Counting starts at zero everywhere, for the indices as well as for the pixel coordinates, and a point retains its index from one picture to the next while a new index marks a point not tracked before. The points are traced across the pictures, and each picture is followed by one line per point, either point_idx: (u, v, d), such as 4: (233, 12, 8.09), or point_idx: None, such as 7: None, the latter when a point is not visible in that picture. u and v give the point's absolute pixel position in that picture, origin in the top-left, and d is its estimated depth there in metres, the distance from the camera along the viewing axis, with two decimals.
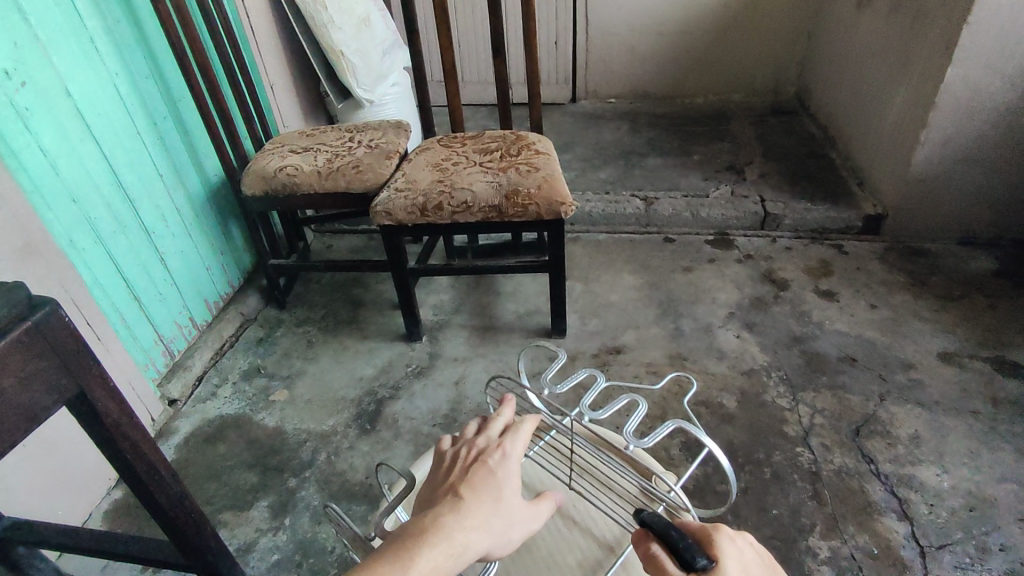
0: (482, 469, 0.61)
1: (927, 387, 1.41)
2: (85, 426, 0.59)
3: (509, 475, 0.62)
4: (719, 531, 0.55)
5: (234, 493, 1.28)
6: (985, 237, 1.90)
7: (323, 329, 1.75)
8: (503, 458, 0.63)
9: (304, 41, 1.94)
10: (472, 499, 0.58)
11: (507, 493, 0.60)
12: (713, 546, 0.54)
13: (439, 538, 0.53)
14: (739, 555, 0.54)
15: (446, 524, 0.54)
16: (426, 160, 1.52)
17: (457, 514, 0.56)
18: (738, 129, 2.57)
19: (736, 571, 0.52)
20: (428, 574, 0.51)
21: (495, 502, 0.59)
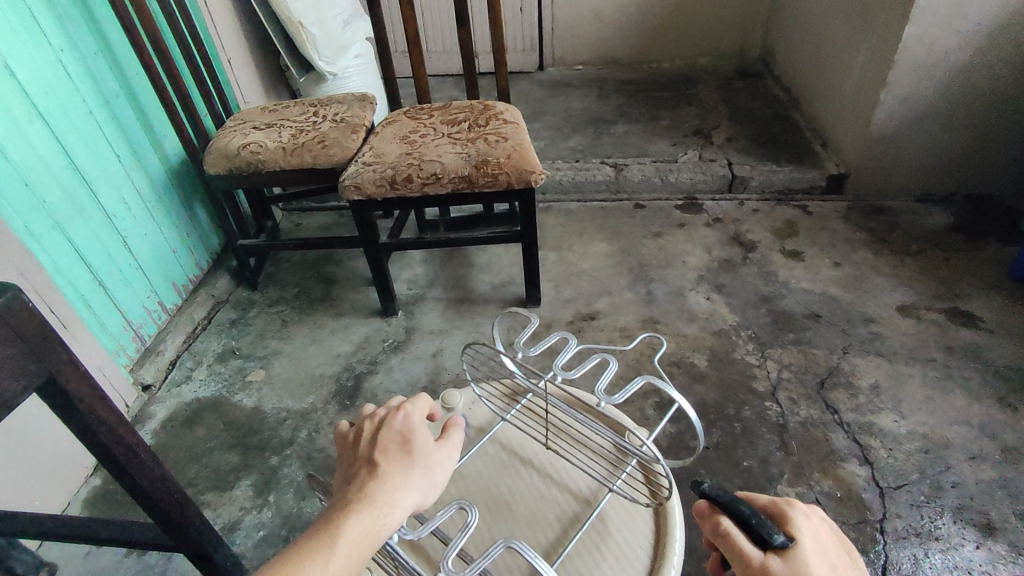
0: (389, 433, 0.60)
1: (887, 339, 1.47)
2: (56, 411, 0.58)
3: (421, 432, 0.61)
4: (791, 510, 0.58)
5: (216, 474, 1.28)
6: (943, 192, 1.97)
7: (297, 308, 1.74)
8: (407, 418, 0.62)
9: (260, 12, 1.87)
10: (385, 464, 0.57)
11: (421, 447, 0.59)
12: (789, 525, 0.57)
13: (361, 510, 0.53)
14: (811, 533, 0.57)
15: (367, 493, 0.54)
16: (393, 133, 1.50)
17: (374, 483, 0.55)
18: (705, 93, 2.59)
19: (812, 550, 0.55)
20: (355, 540, 0.51)
21: (417, 460, 0.58)
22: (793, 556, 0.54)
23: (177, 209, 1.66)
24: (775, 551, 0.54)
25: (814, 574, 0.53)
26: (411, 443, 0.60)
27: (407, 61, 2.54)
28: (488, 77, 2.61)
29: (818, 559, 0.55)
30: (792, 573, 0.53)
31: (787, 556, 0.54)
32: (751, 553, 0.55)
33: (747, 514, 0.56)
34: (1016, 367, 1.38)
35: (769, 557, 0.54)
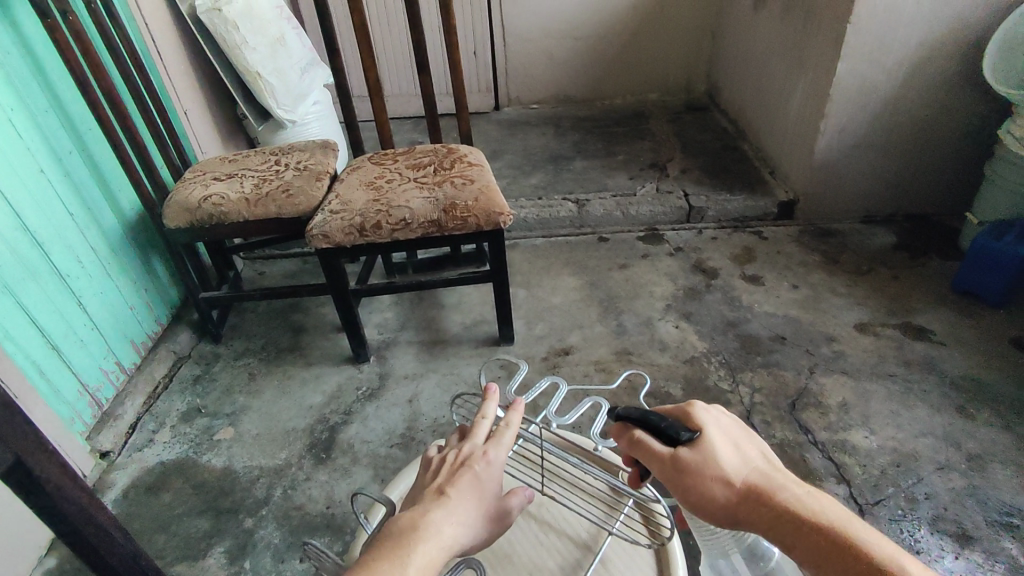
0: (468, 471, 0.55)
1: (849, 357, 1.53)
2: (21, 495, 0.55)
3: (482, 457, 0.57)
4: (694, 408, 0.66)
5: (185, 543, 1.22)
6: (884, 214, 2.08)
7: (264, 360, 1.69)
8: (488, 459, 0.57)
9: (217, 64, 1.87)
10: (458, 498, 0.53)
11: (484, 472, 0.55)
12: (693, 420, 0.64)
13: (426, 533, 0.49)
14: (716, 422, 0.64)
15: (435, 523, 0.50)
16: (359, 180, 1.51)
17: (443, 513, 0.51)
18: (657, 127, 2.69)
19: (714, 434, 0.63)
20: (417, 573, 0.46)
21: (479, 486, 0.54)
22: (698, 444, 0.62)
23: (135, 265, 1.61)
24: (683, 442, 0.62)
25: (717, 455, 0.61)
26: (472, 469, 0.55)
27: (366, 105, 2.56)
28: (447, 119, 2.65)
29: (724, 441, 0.62)
30: (700, 459, 0.61)
31: (695, 446, 0.62)
32: (666, 454, 0.63)
33: (655, 419, 0.65)
34: (968, 376, 1.46)
35: (680, 450, 0.62)
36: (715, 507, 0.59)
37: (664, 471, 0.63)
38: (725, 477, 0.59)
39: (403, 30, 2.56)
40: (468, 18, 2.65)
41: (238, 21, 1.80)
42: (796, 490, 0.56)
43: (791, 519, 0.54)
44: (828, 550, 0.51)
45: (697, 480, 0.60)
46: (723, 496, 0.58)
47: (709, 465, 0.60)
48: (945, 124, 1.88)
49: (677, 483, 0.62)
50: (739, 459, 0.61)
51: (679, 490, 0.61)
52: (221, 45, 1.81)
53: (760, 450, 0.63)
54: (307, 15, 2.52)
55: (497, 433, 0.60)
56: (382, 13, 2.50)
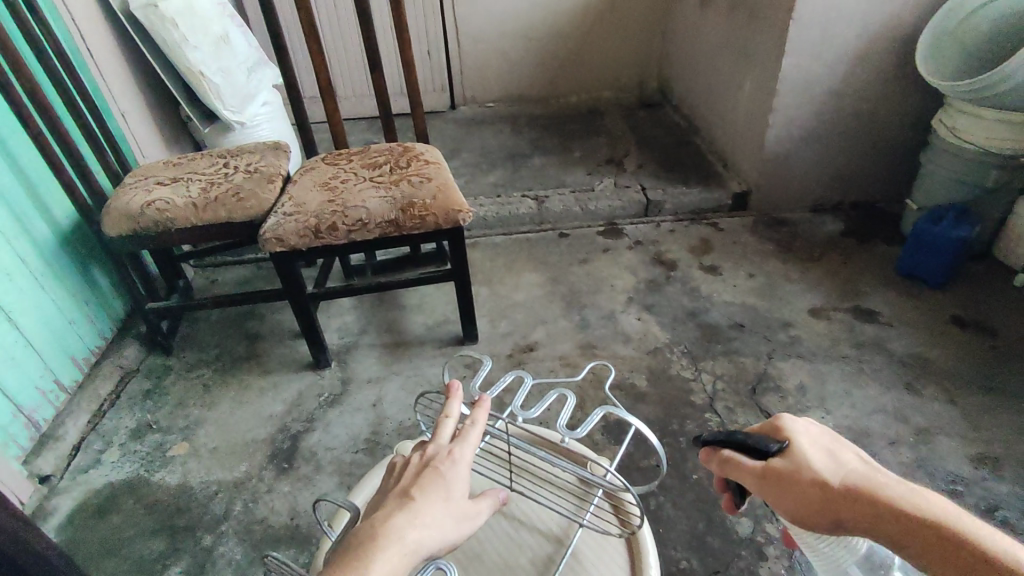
0: (431, 471, 0.53)
1: (804, 341, 1.58)
2: None
3: (447, 457, 0.55)
4: (779, 417, 0.62)
5: (140, 565, 1.16)
6: (831, 202, 2.16)
7: (219, 370, 1.63)
8: (453, 458, 0.55)
9: (157, 65, 1.80)
10: (422, 499, 0.51)
11: (449, 471, 0.54)
12: (779, 430, 0.61)
13: (388, 540, 0.47)
14: (807, 430, 0.61)
15: (397, 528, 0.48)
16: (312, 181, 1.47)
17: (407, 516, 0.49)
18: (612, 123, 2.72)
19: (807, 444, 0.59)
20: None
21: (445, 485, 0.53)
22: (789, 453, 0.58)
23: (73, 276, 1.52)
24: (774, 454, 0.59)
25: (812, 462, 0.57)
26: (436, 470, 0.54)
27: (318, 106, 2.50)
28: (402, 119, 2.62)
29: (817, 448, 0.58)
30: (792, 468, 0.57)
31: (787, 455, 0.58)
32: (755, 469, 0.60)
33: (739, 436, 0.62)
34: (915, 354, 1.52)
35: (771, 461, 0.59)
36: (814, 516, 0.55)
37: (757, 486, 0.60)
38: (824, 483, 0.55)
39: (354, 29, 2.51)
40: (420, 16, 2.62)
41: (177, 19, 1.72)
42: (903, 488, 0.52)
43: (900, 523, 0.50)
44: (947, 554, 0.48)
45: (790, 489, 0.57)
46: (822, 501, 0.55)
47: (803, 473, 0.56)
48: (885, 115, 1.96)
49: (772, 497, 0.58)
50: (835, 463, 0.56)
51: (776, 501, 0.58)
52: (161, 45, 1.74)
53: (858, 453, 0.58)
54: (252, 14, 2.45)
55: (462, 429, 0.58)
56: (331, 11, 2.45)
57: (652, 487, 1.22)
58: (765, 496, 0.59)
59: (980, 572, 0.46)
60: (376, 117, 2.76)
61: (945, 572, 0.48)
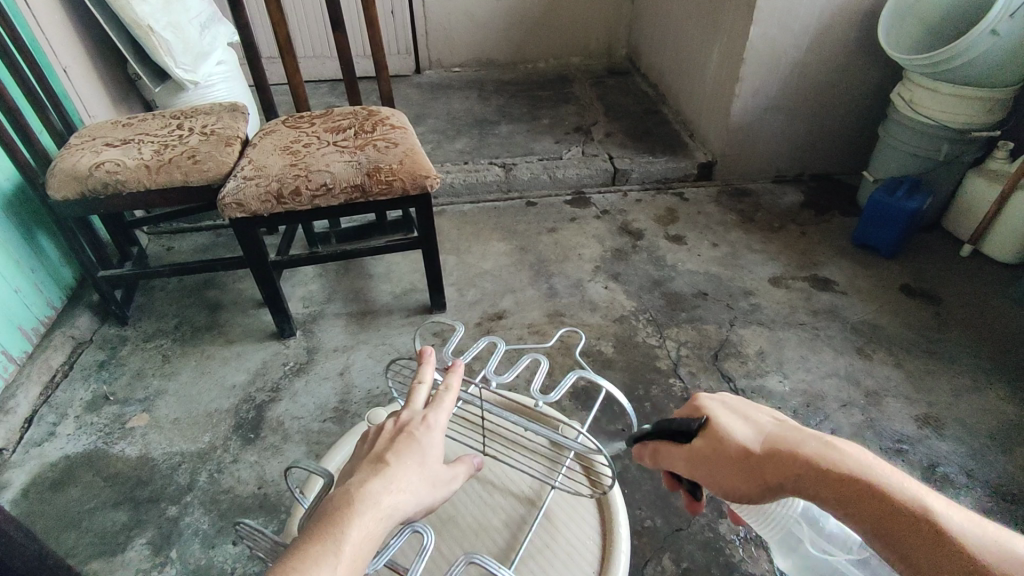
0: (406, 436, 0.53)
1: (764, 309, 1.63)
2: None
3: (421, 422, 0.55)
4: (702, 395, 0.64)
5: (102, 537, 1.14)
6: (792, 173, 2.21)
7: (178, 340, 1.58)
8: (427, 423, 0.55)
9: (100, 17, 1.68)
10: (396, 464, 0.51)
11: (424, 436, 0.54)
12: (701, 408, 0.62)
13: (362, 505, 0.46)
14: (728, 403, 0.62)
15: (372, 493, 0.47)
16: (273, 144, 1.41)
17: (381, 481, 0.49)
18: (580, 91, 2.70)
19: (725, 415, 0.60)
20: (361, 543, 0.44)
21: (420, 450, 0.53)
22: (709, 429, 0.59)
23: (17, 244, 1.44)
24: (696, 432, 0.60)
25: (728, 432, 0.58)
26: (411, 434, 0.54)
27: (276, 67, 2.40)
28: (365, 82, 2.54)
29: (737, 418, 0.59)
30: (713, 442, 0.58)
31: (708, 431, 0.59)
32: (684, 450, 0.61)
33: (664, 421, 0.64)
34: (868, 321, 1.58)
35: (694, 440, 0.60)
36: (740, 486, 0.56)
37: (688, 466, 0.61)
38: (741, 449, 0.56)
39: None
40: None
41: None
42: (816, 445, 0.52)
43: (814, 480, 0.50)
44: (861, 506, 0.47)
45: (715, 465, 0.58)
46: (744, 472, 0.55)
47: (722, 446, 0.57)
48: (847, 87, 1.99)
49: (702, 475, 0.59)
50: (751, 429, 0.58)
51: (704, 480, 0.59)
52: None
53: (778, 417, 0.59)
54: None
55: (435, 395, 0.58)
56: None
57: (618, 450, 1.25)
58: (695, 476, 0.60)
59: (891, 519, 0.46)
60: (338, 79, 2.66)
61: (860, 525, 0.47)
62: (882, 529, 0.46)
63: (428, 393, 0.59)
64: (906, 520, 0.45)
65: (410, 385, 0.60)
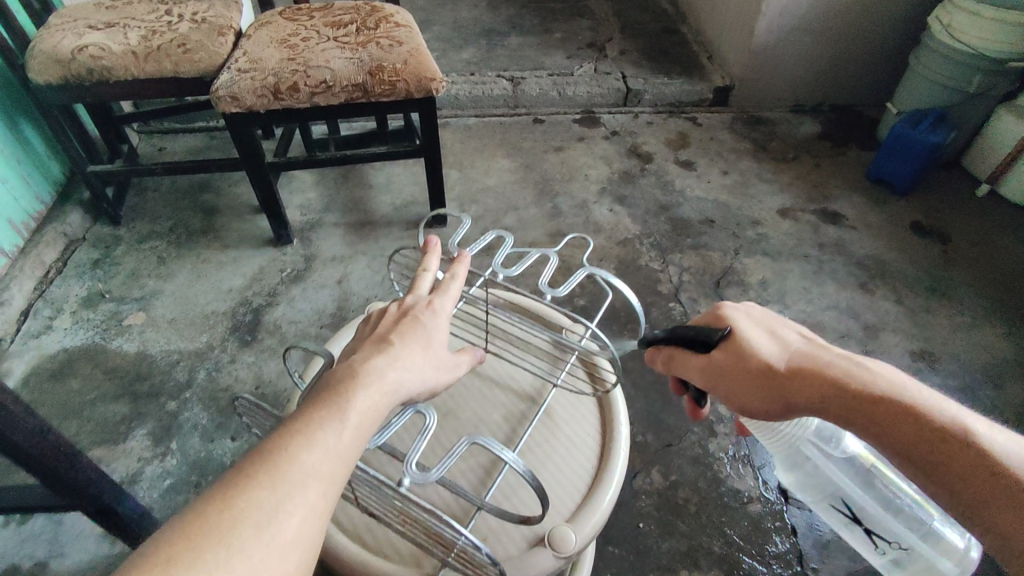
0: (410, 320, 0.52)
1: (770, 239, 1.60)
2: None
3: (426, 307, 0.54)
4: (722, 305, 0.61)
5: (102, 427, 1.15)
6: (811, 103, 2.12)
7: (174, 242, 1.55)
8: (433, 309, 0.54)
9: None
10: (401, 344, 0.50)
11: (430, 320, 0.53)
12: (724, 319, 0.60)
13: (369, 378, 0.45)
14: (750, 314, 0.60)
15: (376, 367, 0.46)
16: (269, 37, 1.32)
17: (386, 357, 0.48)
18: (596, 4, 2.54)
19: (748, 326, 0.59)
20: (367, 414, 0.44)
21: (425, 333, 0.52)
22: (733, 342, 0.58)
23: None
24: (716, 344, 0.58)
25: (753, 347, 0.57)
26: (417, 318, 0.53)
27: None
28: None
29: (763, 333, 0.58)
30: (737, 357, 0.57)
31: (731, 346, 0.58)
32: (702, 361, 0.60)
33: (676, 329, 0.62)
34: (874, 256, 1.56)
35: (715, 353, 0.58)
36: (764, 403, 0.56)
37: (703, 379, 0.60)
38: (769, 366, 0.56)
39: None
40: None
41: None
42: (850, 367, 0.53)
43: (848, 402, 0.52)
44: (895, 428, 0.50)
45: (737, 379, 0.57)
46: (771, 390, 0.55)
47: (747, 362, 0.57)
48: (880, 9, 1.88)
49: (718, 389, 0.59)
50: (777, 345, 0.57)
51: (721, 394, 0.59)
52: None
53: (800, 331, 0.59)
54: None
55: (440, 284, 0.57)
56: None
57: None
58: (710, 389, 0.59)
59: (926, 440, 0.49)
60: None
61: (891, 443, 0.51)
62: (912, 448, 0.50)
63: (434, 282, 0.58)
64: (937, 440, 0.49)
65: (416, 276, 0.58)
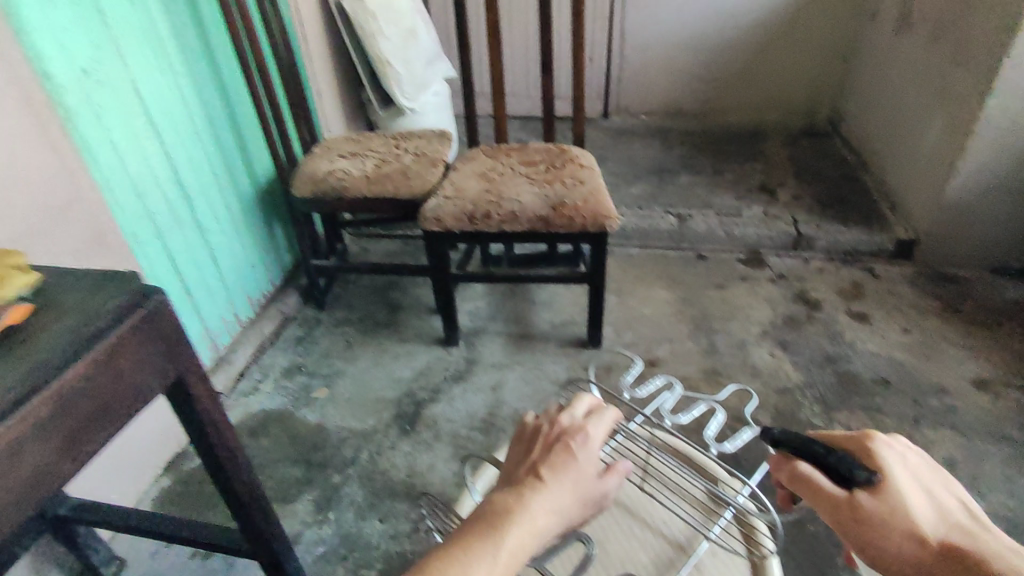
0: (564, 451, 0.57)
1: (962, 413, 1.42)
2: (181, 412, 0.70)
3: (580, 437, 0.59)
4: (874, 439, 0.60)
5: (279, 486, 1.32)
6: (1019, 265, 1.91)
7: (362, 330, 1.79)
8: (586, 441, 0.59)
9: (352, 50, 2.02)
10: (553, 480, 0.55)
11: (581, 454, 0.57)
12: (877, 460, 0.59)
13: (520, 515, 0.51)
14: (905, 462, 0.59)
15: (528, 505, 0.52)
16: (472, 170, 1.56)
17: (538, 494, 0.53)
18: (770, 149, 2.60)
19: (900, 476, 0.58)
20: (515, 553, 0.49)
21: (577, 469, 0.56)
22: (883, 491, 0.56)
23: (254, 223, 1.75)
24: (861, 486, 0.57)
25: (904, 503, 0.56)
26: (570, 448, 0.58)
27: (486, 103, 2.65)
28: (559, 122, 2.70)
29: (917, 489, 0.57)
30: (886, 508, 0.56)
31: (880, 492, 0.57)
32: (837, 495, 0.58)
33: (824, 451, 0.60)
34: None
35: (858, 493, 0.57)
36: (899, 563, 0.55)
37: (839, 517, 0.58)
38: (918, 530, 0.54)
39: (531, 32, 2.62)
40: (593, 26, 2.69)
41: (376, 12, 1.93)
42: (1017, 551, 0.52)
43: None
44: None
45: (878, 528, 0.55)
46: (918, 552, 0.54)
47: (894, 517, 0.55)
48: None
49: (854, 533, 0.57)
50: (929, 507, 0.56)
51: (859, 537, 0.57)
52: (359, 33, 1.95)
53: (954, 496, 0.58)
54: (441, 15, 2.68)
55: (594, 416, 0.62)
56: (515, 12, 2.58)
57: None
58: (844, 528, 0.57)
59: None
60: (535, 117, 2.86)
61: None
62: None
63: (586, 410, 0.64)
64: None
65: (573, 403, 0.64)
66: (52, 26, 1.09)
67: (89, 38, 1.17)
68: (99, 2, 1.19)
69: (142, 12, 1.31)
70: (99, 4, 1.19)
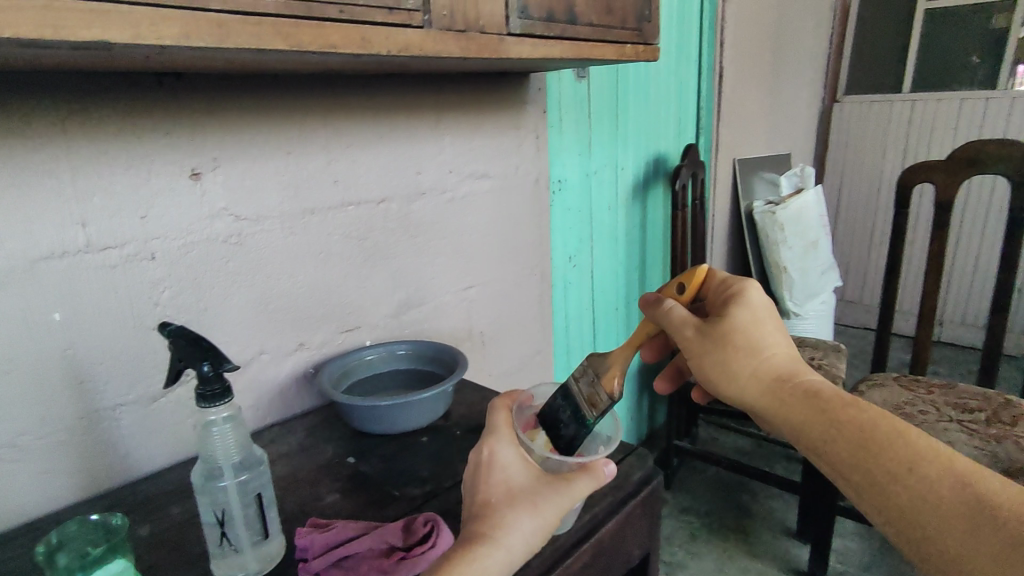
0: (492, 479, 0.52)
1: None
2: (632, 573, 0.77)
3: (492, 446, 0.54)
4: (755, 285, 0.59)
5: None
6: None
7: (709, 528, 1.72)
8: (505, 464, 0.53)
9: (751, 252, 2.22)
10: (517, 492, 0.51)
11: (498, 464, 0.53)
12: (746, 299, 0.57)
13: (537, 498, 0.50)
14: (766, 296, 0.59)
15: (522, 498, 0.50)
16: (881, 398, 1.45)
17: (518, 502, 0.50)
18: None
19: (745, 304, 0.57)
20: (519, 542, 0.48)
21: (494, 475, 0.52)
22: (731, 322, 0.56)
23: (629, 388, 1.95)
24: (695, 326, 0.58)
25: (739, 327, 0.56)
26: (492, 452, 0.53)
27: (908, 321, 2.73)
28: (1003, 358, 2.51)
29: (775, 318, 0.58)
30: (750, 339, 0.56)
31: (722, 325, 0.57)
32: (694, 330, 0.57)
33: (223, 356, 0.51)
34: None
35: (692, 332, 0.57)
36: (755, 389, 0.56)
37: (493, 443, 0.54)
38: (766, 356, 0.56)
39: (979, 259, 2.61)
40: None
41: (786, 225, 2.08)
42: (821, 379, 0.56)
43: (930, 492, 0.48)
44: (988, 518, 0.46)
45: (728, 362, 0.56)
46: (746, 379, 0.56)
47: (745, 338, 0.56)
48: None
49: (497, 472, 0.52)
50: (769, 324, 0.57)
51: (502, 459, 0.53)
52: (765, 240, 2.14)
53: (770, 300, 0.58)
54: (859, 235, 2.82)
55: (501, 431, 0.55)
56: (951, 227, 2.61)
57: None
58: (489, 460, 0.53)
59: None
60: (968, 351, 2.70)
61: (977, 553, 0.46)
62: None
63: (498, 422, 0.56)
64: None
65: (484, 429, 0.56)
66: (564, 223, 1.50)
67: (579, 234, 1.56)
68: (592, 210, 1.59)
69: (613, 217, 1.69)
70: (592, 211, 1.59)
